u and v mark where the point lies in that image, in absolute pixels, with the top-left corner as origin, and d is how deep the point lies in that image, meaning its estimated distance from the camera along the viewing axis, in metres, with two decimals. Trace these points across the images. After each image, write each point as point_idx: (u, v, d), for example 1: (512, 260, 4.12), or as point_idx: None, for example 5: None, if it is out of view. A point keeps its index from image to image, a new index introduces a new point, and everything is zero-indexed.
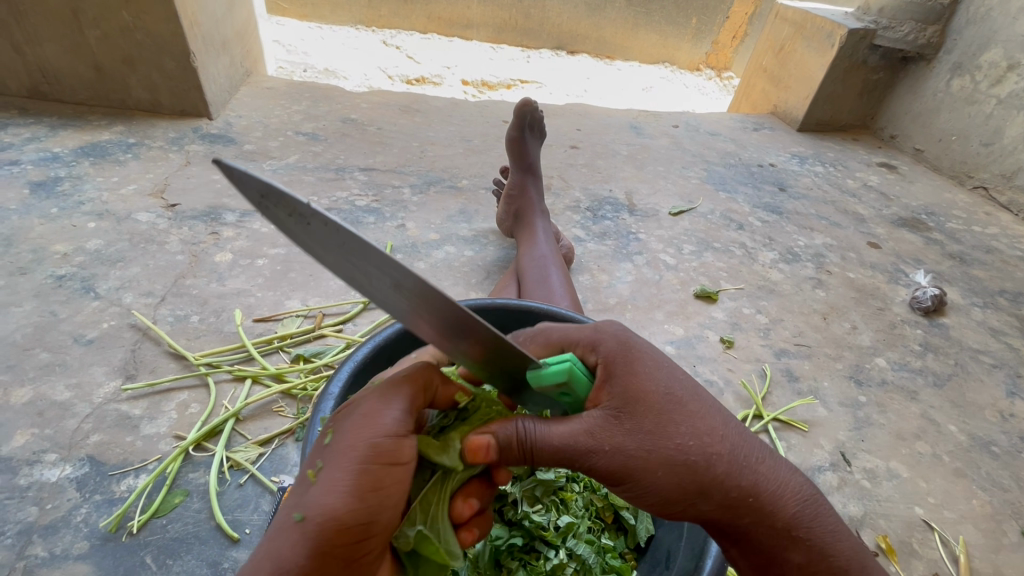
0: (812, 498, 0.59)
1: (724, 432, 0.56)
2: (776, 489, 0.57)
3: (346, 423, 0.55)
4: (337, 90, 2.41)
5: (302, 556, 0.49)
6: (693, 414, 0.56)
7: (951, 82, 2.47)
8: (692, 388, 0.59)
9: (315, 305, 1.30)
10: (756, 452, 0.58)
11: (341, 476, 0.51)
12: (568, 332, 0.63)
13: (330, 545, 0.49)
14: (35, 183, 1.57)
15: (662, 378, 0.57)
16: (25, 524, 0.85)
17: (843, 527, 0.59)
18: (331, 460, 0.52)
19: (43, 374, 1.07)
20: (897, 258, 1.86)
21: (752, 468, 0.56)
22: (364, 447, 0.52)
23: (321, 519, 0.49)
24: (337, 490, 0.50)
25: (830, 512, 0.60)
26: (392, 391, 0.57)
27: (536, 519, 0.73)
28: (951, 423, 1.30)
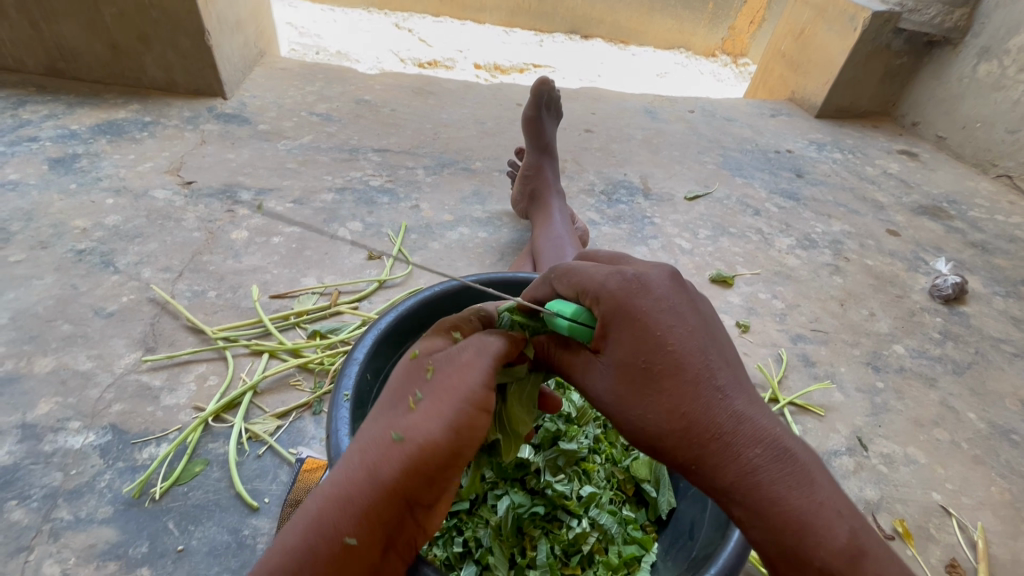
0: (786, 483, 0.51)
1: (686, 407, 0.53)
2: (730, 467, 0.52)
3: (447, 360, 0.58)
4: (350, 71, 2.39)
5: (396, 472, 0.52)
6: (657, 384, 0.54)
7: (978, 67, 2.40)
8: (672, 360, 0.54)
9: (331, 283, 1.31)
10: (721, 428, 0.53)
11: (440, 410, 0.54)
12: (587, 280, 0.60)
13: (424, 464, 0.52)
14: (54, 159, 1.59)
15: (637, 345, 0.55)
16: (51, 488, 0.87)
17: (822, 520, 0.49)
18: (431, 391, 0.55)
19: (65, 345, 1.08)
20: (917, 245, 1.83)
21: (705, 443, 0.53)
22: (463, 385, 0.55)
23: (416, 444, 0.52)
24: (438, 418, 0.53)
25: (808, 500, 0.50)
26: (493, 343, 0.60)
27: (559, 489, 0.75)
28: (971, 411, 1.29)
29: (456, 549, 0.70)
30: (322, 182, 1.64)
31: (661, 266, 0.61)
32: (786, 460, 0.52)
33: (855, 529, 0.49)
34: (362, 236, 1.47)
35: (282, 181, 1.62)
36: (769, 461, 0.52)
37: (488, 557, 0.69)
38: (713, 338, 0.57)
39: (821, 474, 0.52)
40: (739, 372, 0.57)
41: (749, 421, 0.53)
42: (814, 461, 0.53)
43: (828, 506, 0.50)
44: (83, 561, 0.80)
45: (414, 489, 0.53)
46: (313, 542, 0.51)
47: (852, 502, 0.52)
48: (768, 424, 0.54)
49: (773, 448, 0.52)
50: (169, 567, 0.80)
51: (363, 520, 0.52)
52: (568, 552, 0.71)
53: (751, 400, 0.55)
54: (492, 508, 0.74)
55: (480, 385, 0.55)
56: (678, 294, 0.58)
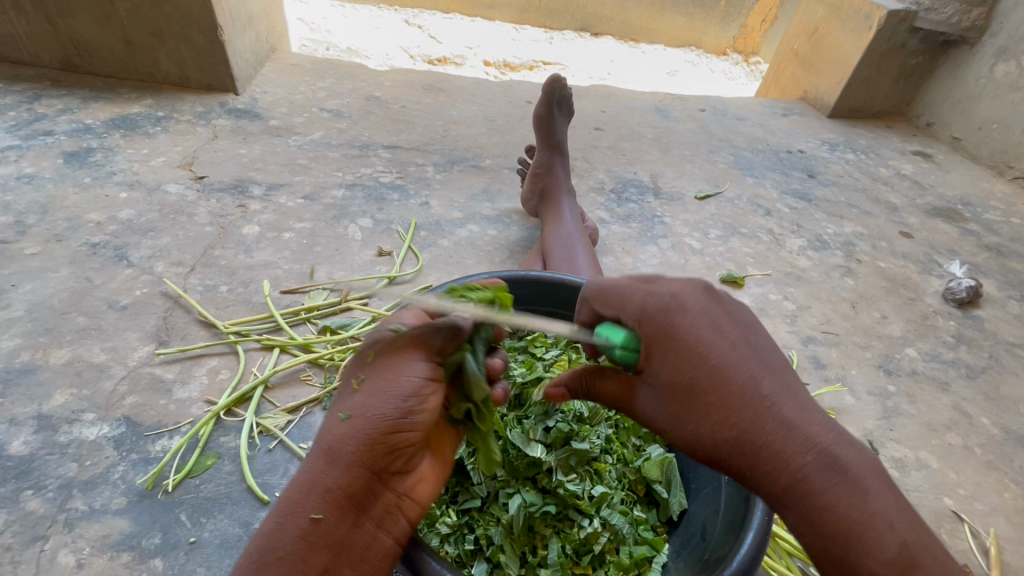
0: (836, 490, 0.53)
1: (734, 421, 0.56)
2: (786, 479, 0.55)
3: (389, 347, 0.63)
4: (360, 68, 2.40)
5: (349, 446, 0.57)
6: (709, 402, 0.57)
7: (995, 67, 2.37)
8: (718, 377, 0.57)
9: (341, 279, 1.31)
10: (772, 439, 0.55)
11: (380, 382, 0.59)
12: (626, 303, 0.63)
13: (373, 431, 0.57)
14: (69, 153, 1.60)
15: (687, 366, 0.58)
16: (66, 479, 0.88)
17: (874, 528, 0.52)
18: (371, 372, 0.61)
19: (80, 338, 1.09)
20: (930, 248, 1.81)
21: (757, 455, 0.55)
22: (400, 359, 0.60)
23: (361, 416, 0.58)
24: (378, 390, 0.58)
25: (861, 508, 0.53)
26: (424, 324, 0.65)
27: (570, 488, 0.74)
28: (984, 416, 1.27)
29: (467, 546, 0.71)
30: (333, 178, 1.65)
31: (695, 281, 0.64)
32: (836, 468, 0.54)
33: (908, 535, 0.52)
34: (372, 232, 1.48)
35: (293, 177, 1.63)
36: (821, 470, 0.54)
37: (500, 555, 0.69)
38: (755, 349, 0.60)
39: (874, 480, 0.55)
40: (787, 380, 0.59)
41: (797, 431, 0.55)
42: (868, 467, 0.55)
43: (881, 514, 0.53)
44: (97, 551, 0.81)
45: (369, 456, 0.57)
46: (285, 522, 0.57)
47: (907, 506, 0.54)
48: (819, 434, 0.55)
49: (823, 457, 0.55)
50: (181, 559, 0.81)
51: (326, 493, 0.57)
52: (579, 551, 0.72)
53: (800, 408, 0.57)
54: (503, 507, 0.74)
55: (417, 357, 0.60)
56: (716, 308, 0.61)
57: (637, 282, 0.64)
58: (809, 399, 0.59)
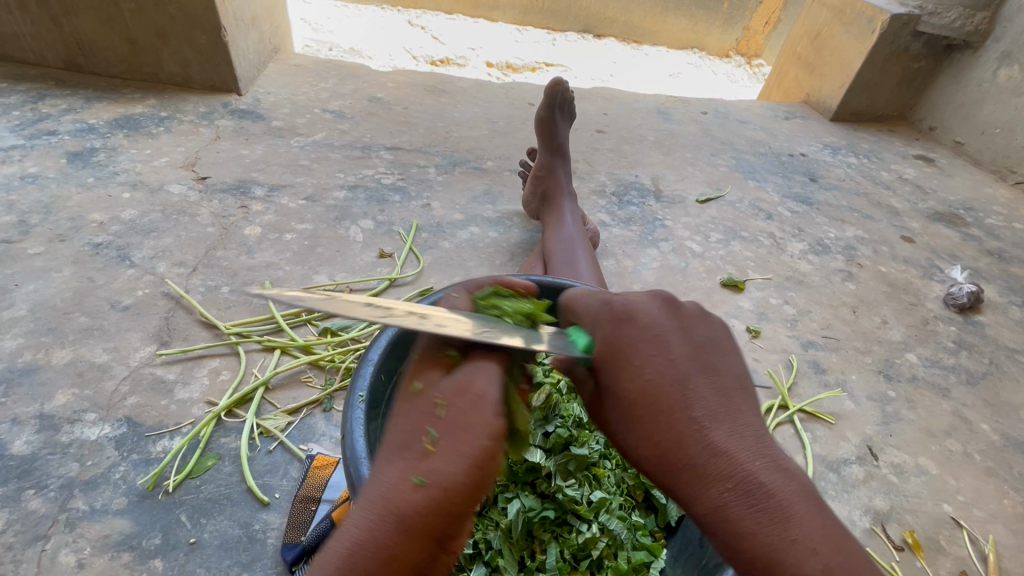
0: (757, 520, 0.53)
1: (662, 437, 0.58)
2: (709, 500, 0.55)
3: (460, 398, 0.57)
4: (363, 68, 2.40)
5: (424, 517, 0.51)
6: (639, 415, 0.59)
7: (998, 72, 2.36)
8: (649, 390, 0.59)
9: (342, 280, 1.32)
10: (697, 459, 0.56)
11: (463, 445, 0.54)
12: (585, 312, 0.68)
13: (451, 506, 0.52)
14: (72, 153, 1.61)
15: (624, 377, 0.61)
16: (67, 479, 0.88)
17: (792, 557, 0.50)
18: (450, 431, 0.55)
19: (82, 338, 1.10)
20: (932, 253, 1.81)
21: (679, 474, 0.57)
22: (481, 423, 0.55)
23: (443, 484, 0.52)
24: (459, 460, 0.53)
25: (781, 537, 0.52)
26: (490, 368, 0.60)
27: (570, 493, 0.75)
28: (984, 422, 1.27)
29: (466, 550, 0.71)
30: (334, 179, 1.65)
31: (656, 295, 0.66)
32: (759, 495, 0.54)
33: (833, 568, 0.50)
34: (374, 234, 1.48)
35: (295, 177, 1.63)
36: (741, 497, 0.54)
37: (498, 559, 0.70)
38: (703, 367, 0.60)
39: (804, 510, 0.53)
40: (731, 400, 0.59)
41: (724, 454, 0.56)
42: (800, 496, 0.54)
43: (803, 545, 0.51)
44: (98, 552, 0.81)
45: (442, 530, 0.53)
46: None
47: (842, 537, 0.52)
48: (748, 459, 0.55)
49: (748, 485, 0.54)
50: (181, 559, 0.81)
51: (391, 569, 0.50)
52: (577, 556, 0.72)
53: (734, 432, 0.57)
54: (502, 511, 0.74)
55: (494, 420, 0.56)
56: (669, 322, 0.63)
57: (600, 293, 0.68)
58: (754, 423, 0.59)
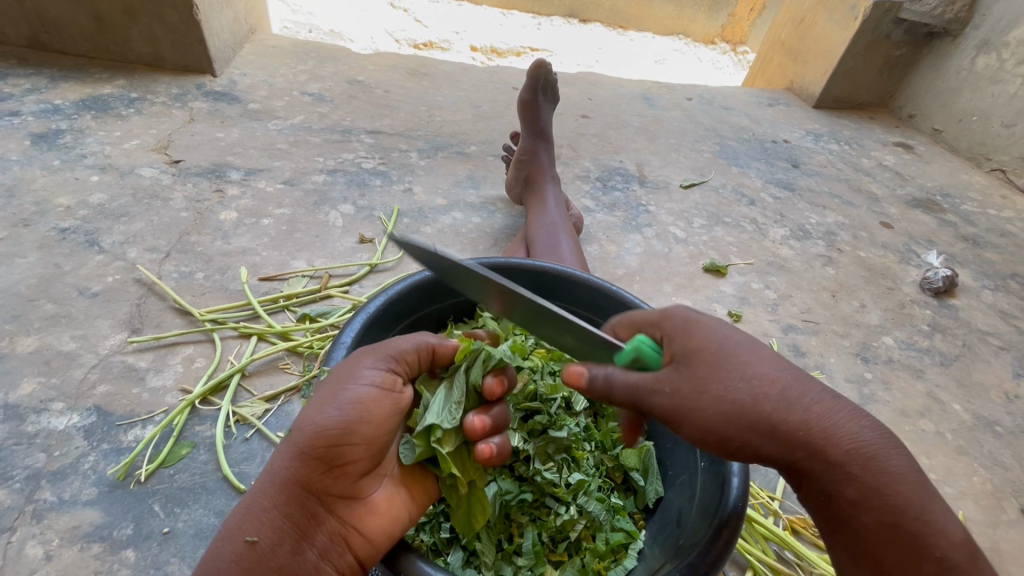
0: (877, 458, 0.56)
1: (777, 378, 0.56)
2: (830, 436, 0.56)
3: (343, 359, 0.61)
4: (343, 51, 2.34)
5: (289, 462, 0.56)
6: (746, 362, 0.56)
7: (976, 59, 2.39)
8: (746, 342, 0.58)
9: (321, 265, 1.29)
10: (809, 400, 0.56)
11: (325, 391, 0.56)
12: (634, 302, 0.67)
13: (305, 458, 0.55)
14: (36, 134, 1.54)
15: (715, 332, 0.58)
16: (34, 469, 0.86)
17: (926, 497, 0.55)
18: (321, 385, 0.59)
19: (49, 325, 1.06)
20: (909, 238, 1.83)
21: (803, 410, 0.55)
22: (338, 379, 0.57)
23: (299, 428, 0.55)
24: (314, 412, 0.55)
25: (894, 473, 0.56)
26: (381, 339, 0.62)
27: (548, 476, 0.74)
28: (956, 402, 1.30)
29: (443, 534, 0.71)
30: (313, 163, 1.61)
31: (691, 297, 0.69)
32: (876, 441, 0.57)
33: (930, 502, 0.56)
34: (354, 219, 1.45)
35: (272, 161, 1.59)
36: (856, 434, 0.56)
37: (475, 543, 0.70)
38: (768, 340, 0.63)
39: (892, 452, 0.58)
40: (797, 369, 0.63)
41: (829, 398, 0.58)
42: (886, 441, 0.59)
43: (927, 491, 0.55)
44: (66, 543, 0.79)
45: (304, 483, 0.56)
46: (224, 543, 0.56)
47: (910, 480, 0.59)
48: (844, 405, 0.58)
49: (855, 426, 0.57)
50: (155, 549, 0.80)
51: (264, 516, 0.56)
52: (555, 539, 0.73)
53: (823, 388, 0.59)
54: None
55: (366, 375, 0.57)
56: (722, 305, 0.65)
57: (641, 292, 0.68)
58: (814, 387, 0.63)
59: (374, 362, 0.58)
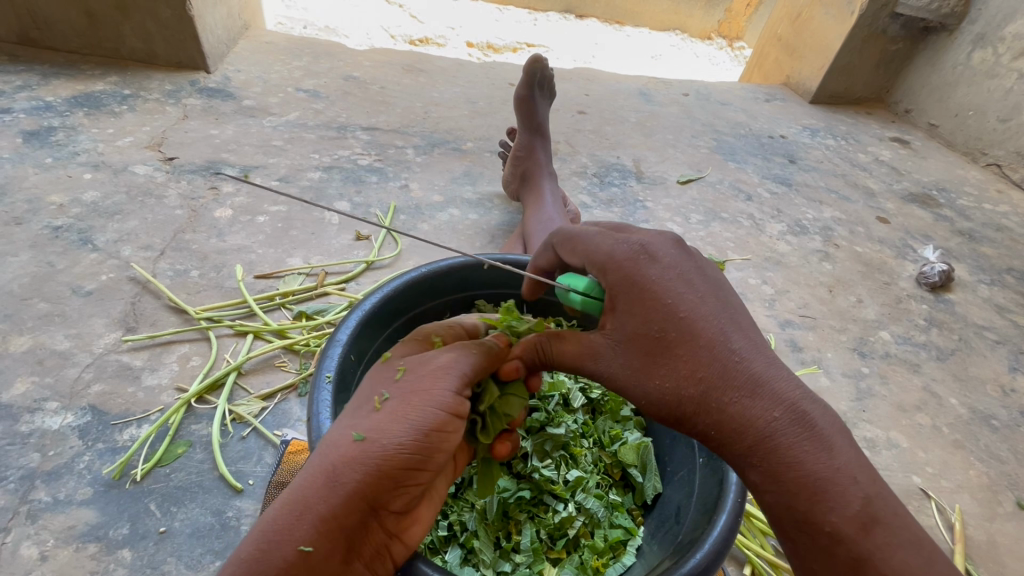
0: (805, 449, 0.53)
1: (703, 373, 0.55)
2: (747, 422, 0.54)
3: (419, 368, 0.59)
4: (338, 47, 2.33)
5: (358, 474, 0.53)
6: (677, 355, 0.56)
7: (972, 54, 2.39)
8: (685, 325, 0.56)
9: (317, 263, 1.29)
10: (739, 386, 0.54)
11: (407, 406, 0.55)
12: (593, 249, 0.63)
13: (385, 468, 0.53)
14: (28, 132, 1.53)
15: (656, 313, 0.57)
16: (29, 469, 0.85)
17: (840, 485, 0.51)
18: (398, 395, 0.57)
19: (42, 323, 1.05)
20: (906, 233, 1.84)
21: (724, 404, 0.54)
22: (433, 390, 0.56)
23: (379, 440, 0.53)
24: (404, 420, 0.54)
25: (825, 465, 0.52)
26: (458, 347, 0.62)
27: (545, 473, 0.75)
28: (953, 396, 1.31)
29: (441, 532, 0.71)
30: (308, 160, 1.60)
31: (666, 235, 0.64)
32: (806, 428, 0.53)
33: (873, 497, 0.51)
34: (350, 216, 1.44)
35: (267, 158, 1.58)
36: (789, 424, 0.53)
37: (473, 540, 0.69)
38: (727, 306, 0.58)
39: (842, 440, 0.54)
40: (759, 340, 0.58)
41: (767, 385, 0.55)
42: (836, 427, 0.54)
43: (848, 473, 0.52)
44: (62, 543, 0.79)
45: (373, 493, 0.53)
46: (270, 547, 0.51)
47: (875, 472, 0.53)
48: (789, 388, 0.55)
49: (792, 413, 0.54)
50: (151, 549, 0.79)
51: (320, 523, 0.52)
52: (553, 536, 0.72)
53: (772, 367, 0.56)
54: (477, 492, 0.74)
55: (449, 393, 0.57)
56: (686, 262, 0.60)
57: (608, 232, 0.63)
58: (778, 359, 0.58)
59: (463, 379, 0.58)
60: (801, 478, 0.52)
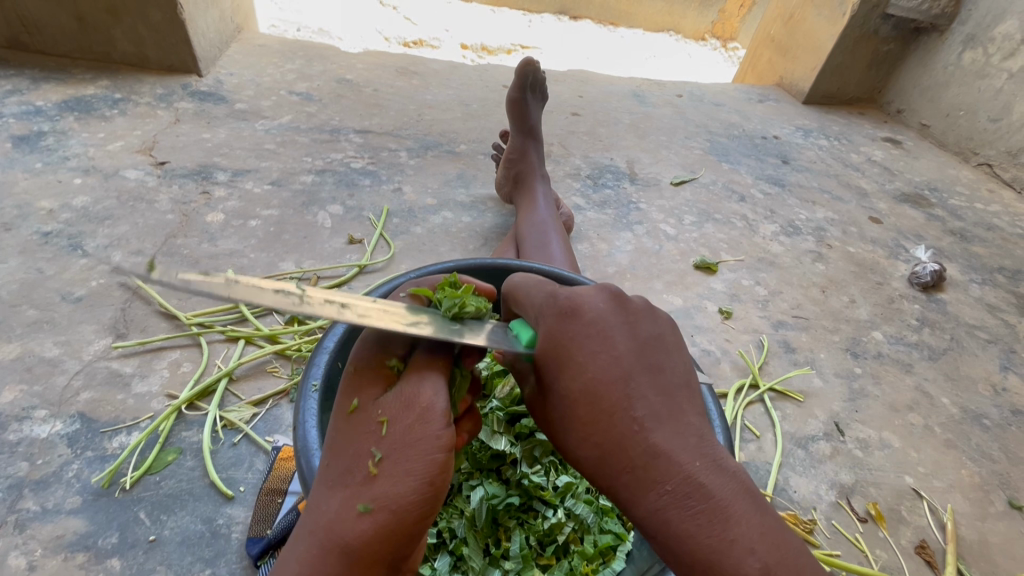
0: (697, 521, 0.53)
1: (603, 436, 0.58)
2: (647, 489, 0.56)
3: (401, 418, 0.56)
4: (332, 49, 2.32)
5: (374, 540, 0.53)
6: (584, 419, 0.59)
7: (963, 54, 2.41)
8: (590, 389, 0.59)
9: (310, 267, 1.28)
10: (637, 457, 0.56)
11: (407, 464, 0.54)
12: (531, 305, 0.67)
13: (399, 527, 0.54)
14: (18, 137, 1.52)
15: (570, 376, 0.60)
16: (17, 478, 0.84)
17: (729, 557, 0.51)
18: (391, 454, 0.55)
19: (31, 330, 1.05)
20: (898, 233, 1.84)
21: (624, 470, 0.57)
22: (427, 440, 0.55)
23: (390, 507, 0.53)
24: (407, 480, 0.54)
25: (718, 537, 0.52)
26: (434, 376, 0.59)
27: (535, 480, 0.76)
28: (945, 396, 1.31)
29: (430, 540, 0.71)
30: (301, 164, 1.60)
31: (603, 290, 0.66)
32: (697, 497, 0.54)
33: (770, 566, 0.51)
34: (343, 220, 1.44)
35: (259, 162, 1.58)
36: (680, 497, 0.54)
37: (463, 547, 0.69)
38: (646, 368, 0.60)
39: (743, 509, 0.54)
40: (674, 401, 0.60)
41: (666, 455, 0.56)
42: (738, 494, 0.54)
43: (741, 543, 0.51)
44: (50, 553, 0.78)
45: (391, 550, 0.54)
46: None
47: (781, 538, 0.53)
48: (686, 459, 0.56)
49: (687, 484, 0.54)
50: (140, 557, 0.79)
51: None
52: (543, 542, 0.73)
53: (676, 433, 0.57)
54: (466, 499, 0.74)
55: (442, 439, 0.56)
56: (613, 319, 0.62)
57: (546, 287, 0.67)
58: (695, 422, 0.59)
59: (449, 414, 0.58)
60: (692, 548, 0.53)
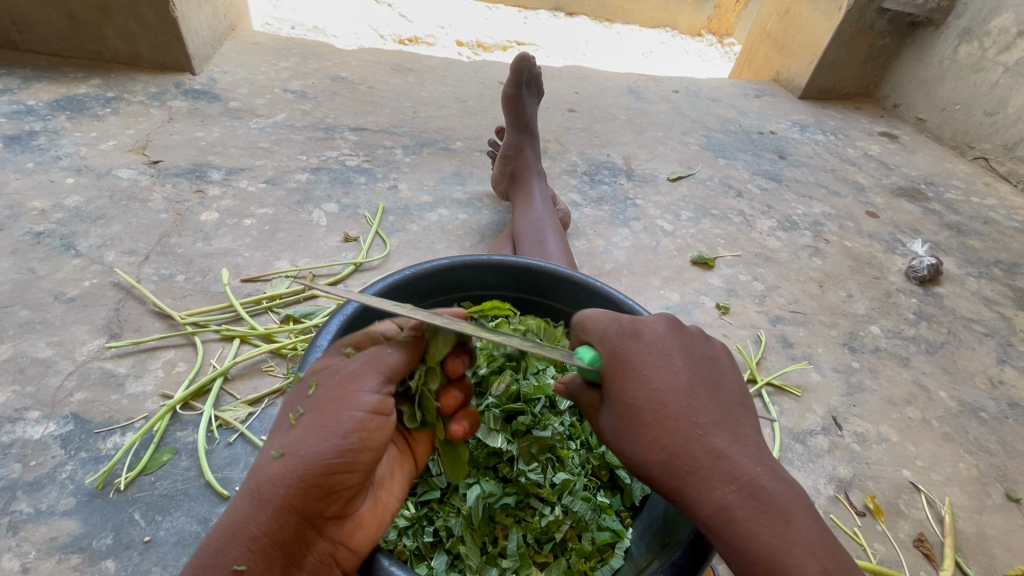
0: (758, 523, 0.52)
1: (668, 442, 0.57)
2: (709, 492, 0.54)
3: (332, 378, 0.56)
4: (326, 47, 2.31)
5: (281, 489, 0.51)
6: (647, 427, 0.58)
7: (958, 48, 2.40)
8: (655, 399, 0.58)
9: (305, 266, 1.28)
10: (699, 463, 0.55)
11: (320, 418, 0.53)
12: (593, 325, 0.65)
13: (308, 478, 0.51)
14: (9, 136, 1.51)
15: (632, 387, 0.59)
16: (9, 480, 0.84)
17: (791, 561, 0.50)
18: (311, 407, 0.55)
19: (23, 331, 1.04)
20: (895, 228, 1.84)
21: (688, 474, 0.56)
22: (346, 400, 0.53)
23: (296, 456, 0.51)
24: (318, 433, 0.52)
25: (781, 541, 0.51)
26: (379, 353, 0.58)
27: (531, 477, 0.74)
28: (942, 390, 1.31)
29: (427, 538, 0.71)
30: (296, 162, 1.59)
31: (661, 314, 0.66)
32: (759, 499, 0.53)
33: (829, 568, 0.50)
34: (338, 217, 1.43)
35: (254, 160, 1.57)
36: (742, 500, 0.53)
37: (459, 546, 0.69)
38: (704, 379, 0.60)
39: (802, 515, 0.53)
40: (732, 413, 0.59)
41: (727, 460, 0.55)
42: (797, 502, 0.54)
43: (801, 547, 0.51)
44: (44, 554, 0.77)
45: (305, 505, 0.52)
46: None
47: (836, 545, 0.52)
48: (748, 465, 0.55)
49: (747, 488, 0.54)
50: (135, 558, 0.78)
51: (253, 540, 0.51)
52: (540, 540, 0.72)
53: (734, 440, 0.56)
54: (463, 497, 0.74)
55: (366, 398, 0.54)
56: (672, 337, 0.62)
57: (608, 309, 0.67)
58: (753, 433, 0.59)
59: (379, 383, 0.56)
60: (755, 548, 0.51)
